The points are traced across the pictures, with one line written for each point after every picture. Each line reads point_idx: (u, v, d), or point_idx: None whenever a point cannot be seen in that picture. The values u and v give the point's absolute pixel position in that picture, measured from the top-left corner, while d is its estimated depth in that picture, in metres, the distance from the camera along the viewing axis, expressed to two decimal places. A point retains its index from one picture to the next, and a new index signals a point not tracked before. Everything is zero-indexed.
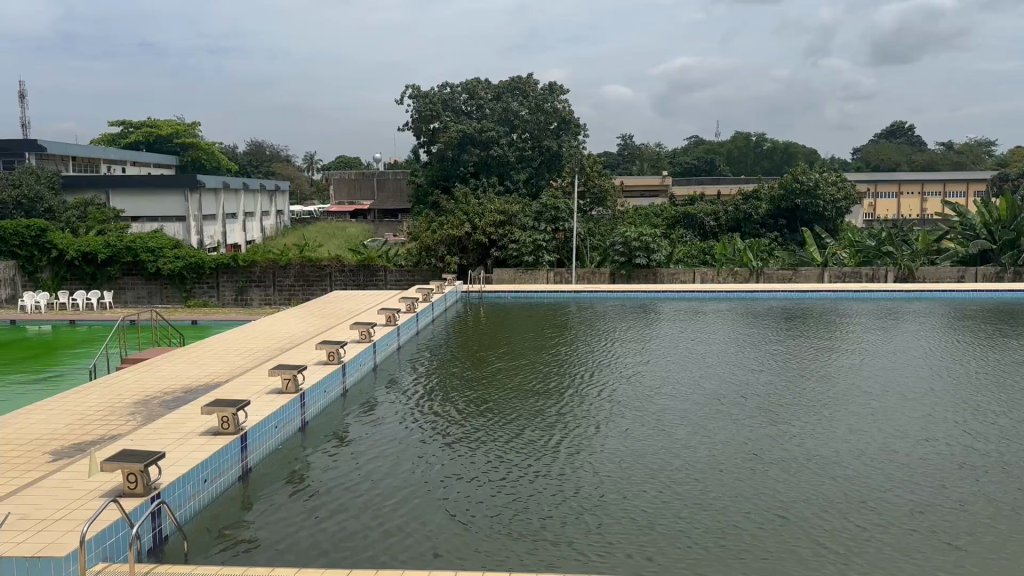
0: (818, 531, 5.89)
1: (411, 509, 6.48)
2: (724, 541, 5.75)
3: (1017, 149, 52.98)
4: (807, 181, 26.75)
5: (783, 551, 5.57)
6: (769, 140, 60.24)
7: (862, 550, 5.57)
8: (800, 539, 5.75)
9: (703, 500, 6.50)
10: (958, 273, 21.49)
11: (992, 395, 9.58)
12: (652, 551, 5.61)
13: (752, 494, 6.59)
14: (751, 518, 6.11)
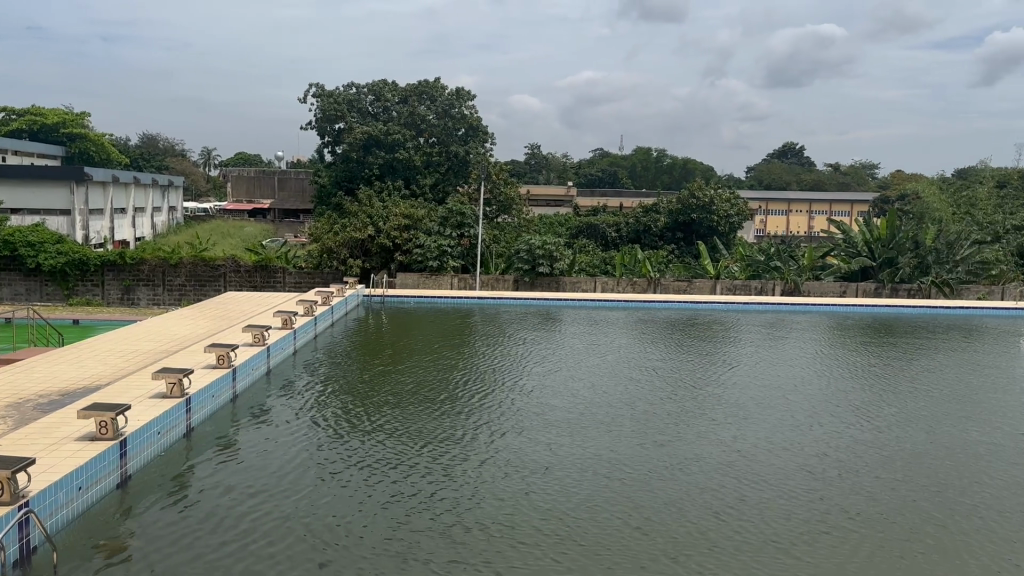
0: (703, 539, 6.10)
1: (304, 521, 6.34)
2: (613, 551, 5.87)
3: (898, 173, 56.44)
4: (703, 196, 27.75)
5: (670, 564, 5.69)
6: (669, 156, 62.27)
7: (745, 559, 5.78)
8: (684, 551, 5.90)
9: (594, 508, 6.63)
10: (840, 289, 22.73)
11: (865, 406, 10.16)
12: (542, 562, 5.67)
13: (641, 503, 6.76)
14: (639, 527, 6.28)
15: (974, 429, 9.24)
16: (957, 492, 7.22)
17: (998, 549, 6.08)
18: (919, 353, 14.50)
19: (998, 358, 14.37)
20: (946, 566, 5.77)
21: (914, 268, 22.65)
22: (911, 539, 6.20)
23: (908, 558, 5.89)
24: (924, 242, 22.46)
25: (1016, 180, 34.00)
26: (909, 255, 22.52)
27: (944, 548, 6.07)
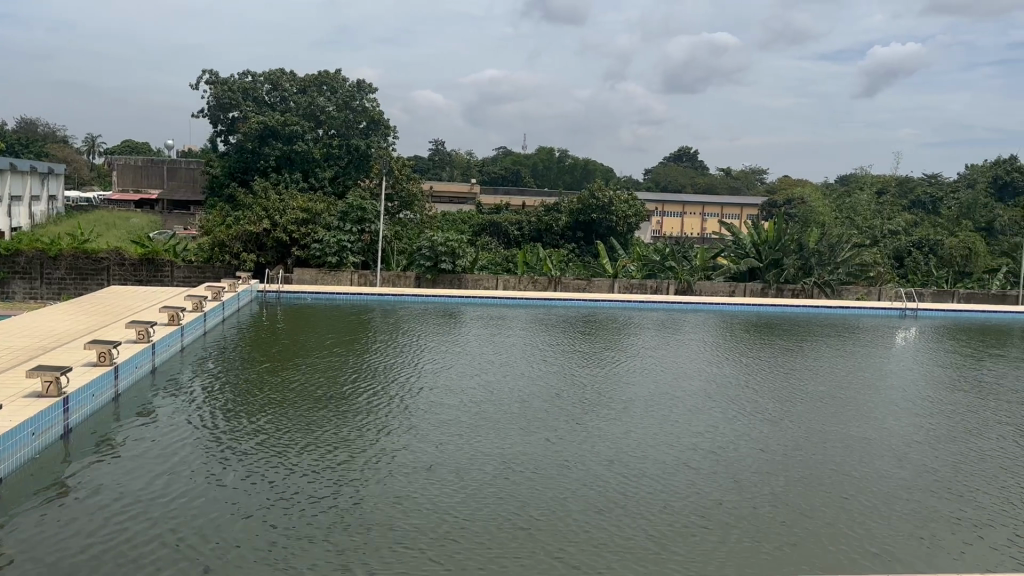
0: (613, 516, 6.19)
1: (198, 522, 6.00)
2: (526, 531, 5.88)
3: (783, 178, 59.22)
4: (602, 196, 28.25)
5: (570, 550, 5.57)
6: (569, 156, 63.24)
7: (655, 533, 5.91)
8: (583, 537, 5.79)
9: (503, 495, 6.62)
10: (730, 288, 23.61)
11: (758, 401, 10.51)
12: (457, 547, 5.60)
13: (551, 488, 6.80)
14: (550, 509, 6.30)
15: (860, 420, 9.64)
16: (846, 473, 7.43)
17: (884, 522, 6.24)
18: (807, 352, 15.16)
19: (878, 355, 15.17)
20: (837, 539, 5.87)
21: (798, 269, 23.78)
22: (803, 515, 6.29)
23: (807, 523, 6.16)
24: (808, 244, 23.58)
25: (890, 188, 36.19)
26: (794, 256, 23.59)
27: (835, 522, 6.18)
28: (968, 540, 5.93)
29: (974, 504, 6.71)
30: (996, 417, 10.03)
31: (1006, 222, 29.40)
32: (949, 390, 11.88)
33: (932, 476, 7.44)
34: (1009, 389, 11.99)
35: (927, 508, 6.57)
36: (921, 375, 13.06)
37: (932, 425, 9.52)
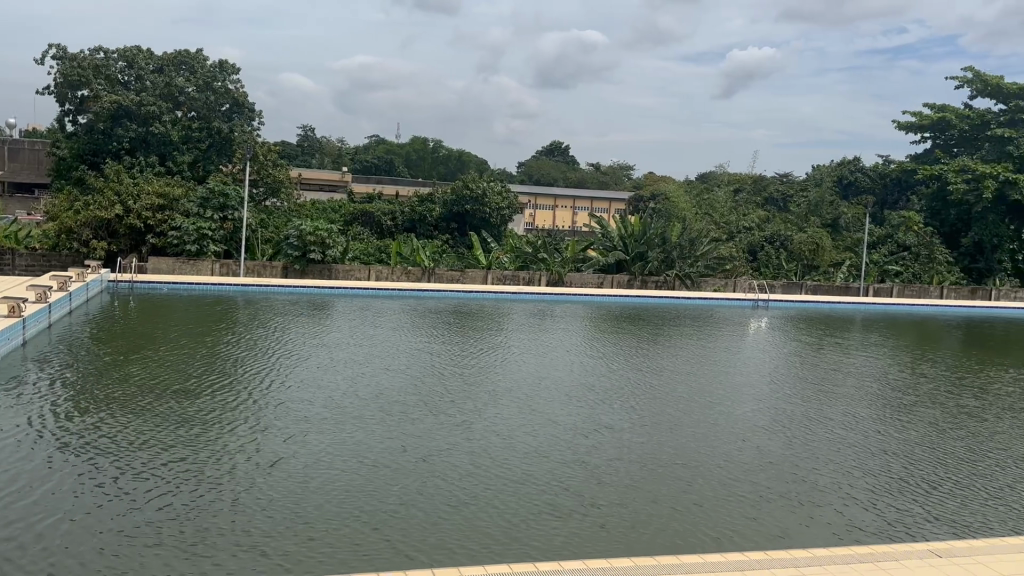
0: (481, 505, 6.30)
1: (42, 525, 5.62)
2: (396, 522, 5.89)
3: (651, 174, 61.44)
4: (475, 188, 28.43)
5: (435, 543, 5.56)
6: (444, 148, 63.24)
7: (521, 518, 6.06)
8: (444, 532, 5.75)
9: (371, 488, 6.58)
10: (598, 279, 24.33)
11: (621, 390, 10.86)
12: (327, 540, 5.56)
13: (419, 478, 6.83)
14: (418, 500, 6.34)
15: (715, 407, 10.13)
16: (699, 458, 7.76)
17: (734, 503, 6.58)
18: (669, 341, 15.82)
19: (732, 344, 16.06)
20: (689, 523, 6.10)
21: (661, 262, 24.73)
22: (660, 502, 6.50)
23: (665, 504, 6.49)
24: (670, 238, 24.56)
25: (747, 188, 38.32)
26: (658, 250, 24.47)
27: (688, 508, 6.43)
28: (805, 517, 6.34)
29: (812, 485, 7.16)
30: (834, 401, 10.80)
31: (848, 220, 31.73)
32: (795, 376, 12.71)
33: (777, 459, 7.88)
34: (847, 375, 12.96)
35: (772, 490, 6.94)
36: (771, 363, 13.91)
37: (779, 410, 10.12)
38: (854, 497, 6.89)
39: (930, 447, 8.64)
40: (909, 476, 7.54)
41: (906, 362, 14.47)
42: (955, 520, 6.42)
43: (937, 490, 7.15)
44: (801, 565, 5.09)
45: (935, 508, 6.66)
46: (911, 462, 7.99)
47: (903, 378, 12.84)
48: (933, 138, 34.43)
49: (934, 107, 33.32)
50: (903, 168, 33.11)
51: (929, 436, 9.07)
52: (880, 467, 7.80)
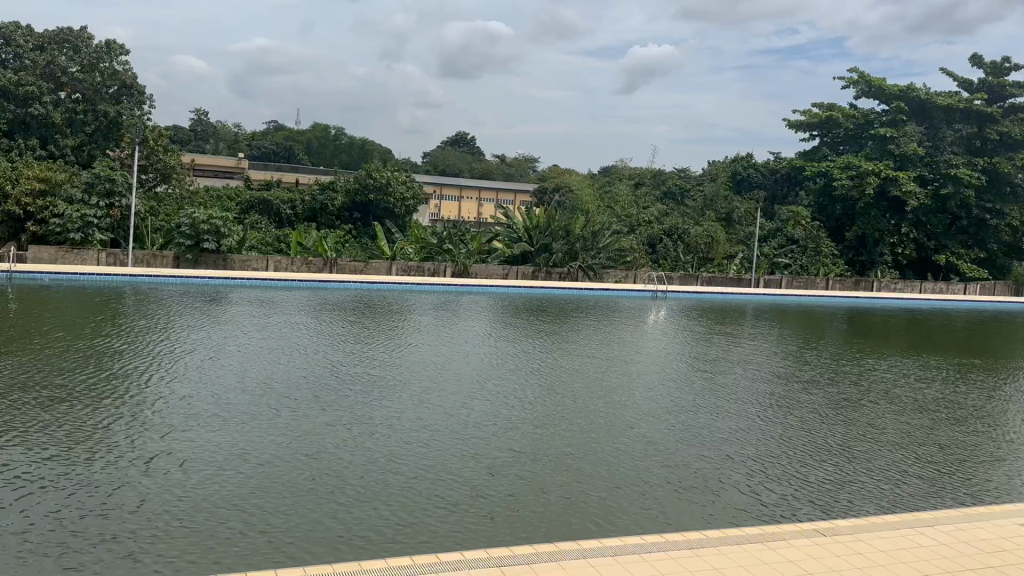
0: (377, 501, 6.25)
1: None
2: (289, 521, 5.77)
3: (555, 166, 62.16)
4: (379, 177, 28.08)
5: (328, 540, 5.48)
6: (346, 136, 62.22)
7: (416, 514, 6.05)
8: (339, 530, 5.64)
9: (264, 487, 6.43)
10: (503, 271, 24.47)
11: (524, 382, 10.99)
12: (217, 540, 5.40)
13: (314, 477, 6.71)
14: (313, 499, 6.23)
15: (612, 398, 10.36)
16: (595, 450, 7.90)
17: (626, 492, 6.77)
18: (571, 332, 16.08)
19: (631, 334, 16.48)
20: (585, 514, 6.20)
21: (565, 254, 25.08)
22: (556, 495, 6.59)
23: (561, 495, 6.61)
24: (574, 230, 24.94)
25: (647, 181, 39.36)
26: (562, 242, 24.81)
27: (582, 499, 6.54)
28: (693, 503, 6.58)
29: (702, 473, 7.40)
30: (725, 390, 11.24)
31: (742, 214, 33.02)
32: (691, 365, 13.15)
33: (669, 449, 8.11)
34: (740, 364, 13.50)
35: (664, 480, 7.14)
36: (669, 353, 14.34)
37: (674, 400, 10.44)
38: (741, 484, 7.16)
39: (812, 434, 9.07)
40: (792, 462, 7.90)
41: (795, 352, 15.19)
42: (831, 503, 6.78)
43: (817, 475, 7.53)
44: (688, 545, 5.28)
45: (814, 493, 7.01)
46: (793, 449, 8.38)
47: (791, 367, 13.47)
48: (821, 137, 36.18)
49: (823, 106, 35.01)
50: (793, 165, 34.68)
51: (812, 423, 9.54)
52: (764, 453, 8.17)
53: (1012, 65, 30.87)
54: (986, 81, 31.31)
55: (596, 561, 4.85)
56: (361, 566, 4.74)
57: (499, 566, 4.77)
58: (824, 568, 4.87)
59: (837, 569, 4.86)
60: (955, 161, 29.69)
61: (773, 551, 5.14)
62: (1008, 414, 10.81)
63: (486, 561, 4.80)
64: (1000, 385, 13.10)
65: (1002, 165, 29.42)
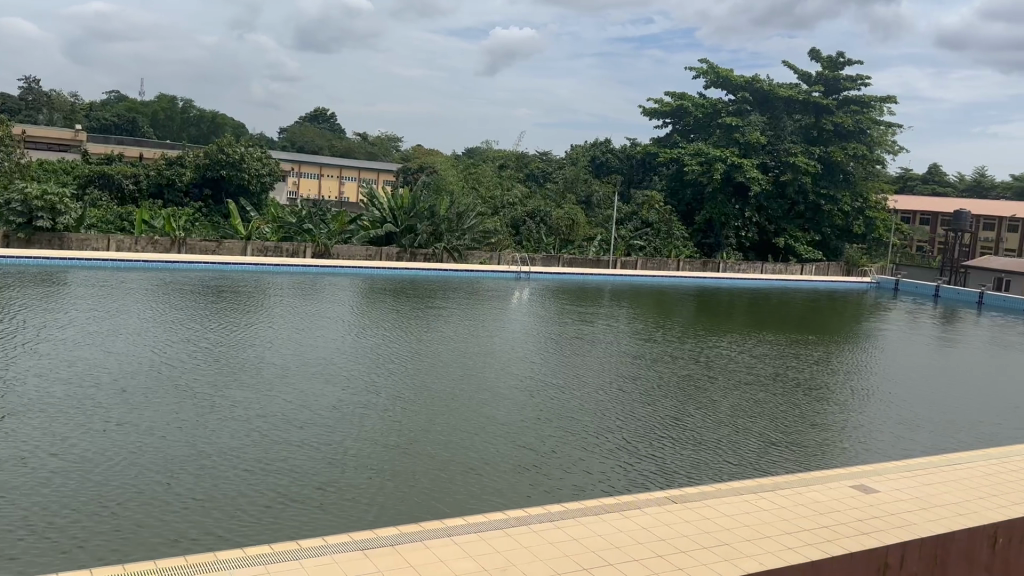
0: (231, 496, 6.02)
1: None
2: (134, 520, 5.45)
3: (418, 145, 61.52)
4: (231, 153, 26.84)
5: (176, 539, 5.22)
6: (197, 108, 59.09)
7: (273, 507, 5.87)
8: (186, 529, 5.38)
9: (105, 485, 6.02)
10: (366, 252, 23.99)
11: (387, 366, 10.87)
12: (54, 545, 5.02)
13: (161, 472, 6.36)
14: (161, 495, 5.92)
15: (472, 379, 10.44)
16: (454, 434, 7.95)
17: (486, 474, 6.84)
18: (434, 313, 16.05)
19: (494, 315, 16.64)
20: (445, 500, 6.22)
21: (430, 235, 24.92)
22: (414, 481, 6.57)
23: (422, 480, 6.61)
24: (439, 211, 24.82)
25: (511, 163, 39.77)
26: (427, 223, 24.64)
27: (443, 485, 6.55)
28: (551, 483, 6.75)
29: (561, 452, 7.60)
30: (585, 370, 11.57)
31: (601, 197, 33.98)
32: (552, 346, 13.43)
33: (530, 430, 8.28)
34: (598, 344, 13.93)
35: (524, 461, 7.28)
36: (531, 333, 14.63)
37: (536, 380, 10.66)
38: (598, 461, 7.42)
39: (664, 410, 9.52)
40: (646, 438, 8.25)
41: (650, 331, 15.85)
42: (679, 477, 7.14)
43: (667, 451, 7.90)
44: (547, 518, 5.39)
45: (663, 467, 7.35)
46: (645, 426, 8.75)
47: (645, 346, 14.03)
48: (674, 124, 37.77)
49: (675, 95, 36.57)
50: (649, 151, 36.03)
51: (663, 400, 9.99)
52: (622, 430, 8.49)
53: (844, 61, 33.36)
54: (823, 75, 33.70)
55: (459, 538, 4.87)
56: (215, 556, 4.52)
57: (360, 548, 4.68)
58: (674, 534, 5.11)
59: (687, 534, 5.12)
60: (793, 149, 31.91)
61: (628, 520, 5.35)
62: (837, 387, 11.75)
63: (348, 545, 4.70)
64: (833, 359, 14.22)
65: (834, 154, 31.91)
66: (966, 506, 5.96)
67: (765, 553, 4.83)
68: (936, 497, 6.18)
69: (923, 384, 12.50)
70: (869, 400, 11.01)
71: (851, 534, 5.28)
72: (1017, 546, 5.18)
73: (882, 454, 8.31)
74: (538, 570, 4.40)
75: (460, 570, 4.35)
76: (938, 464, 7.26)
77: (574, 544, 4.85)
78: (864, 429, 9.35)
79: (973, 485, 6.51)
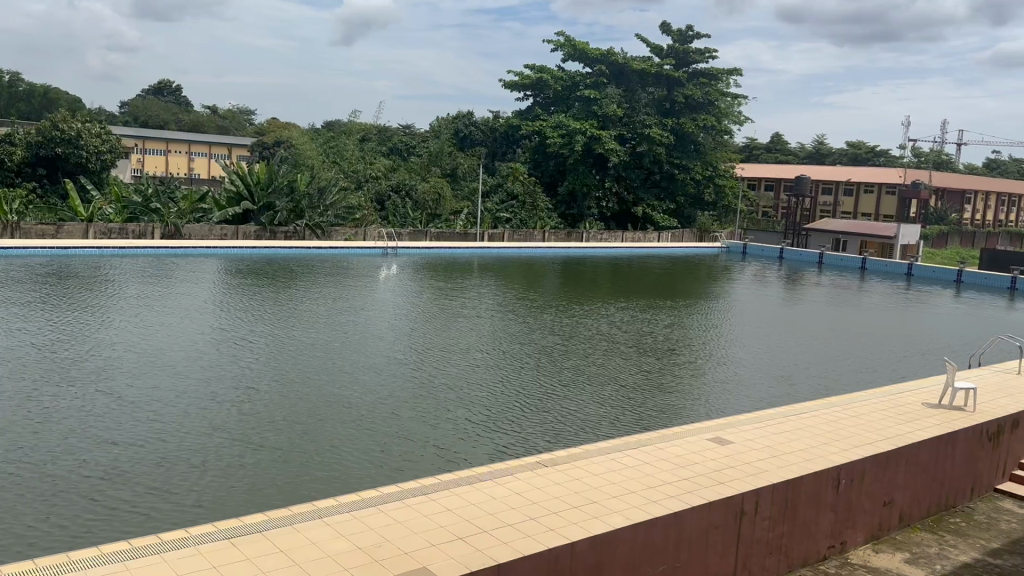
0: (82, 501, 5.61)
1: None
2: None
3: (273, 118, 59.00)
4: (67, 129, 24.83)
5: (21, 556, 4.81)
6: (25, 82, 54.38)
7: (128, 509, 5.53)
8: (34, 543, 4.98)
9: None
10: (221, 232, 22.77)
11: (250, 349, 10.46)
12: None
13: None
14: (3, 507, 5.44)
15: (336, 361, 10.15)
16: (319, 419, 7.72)
17: (357, 458, 6.73)
18: (298, 293, 15.58)
19: (360, 292, 16.31)
20: (312, 490, 6.03)
21: (290, 212, 24.13)
22: (279, 471, 6.33)
23: (288, 469, 6.41)
24: (299, 187, 23.89)
25: (373, 136, 38.96)
26: (286, 199, 23.75)
27: (310, 473, 6.35)
28: (422, 462, 6.71)
29: (431, 430, 7.56)
30: (453, 345, 11.55)
31: (465, 169, 33.88)
32: (418, 322, 13.26)
33: (400, 409, 8.21)
34: (466, 318, 13.90)
35: (394, 441, 7.20)
36: (397, 309, 14.47)
37: (404, 358, 10.56)
38: (469, 436, 7.45)
39: (530, 380, 9.69)
40: (513, 411, 8.37)
41: (517, 303, 16.04)
42: (542, 448, 7.25)
43: (532, 422, 8.01)
44: (420, 491, 5.33)
45: (532, 438, 7.50)
46: (509, 399, 8.83)
47: (513, 318, 14.17)
48: (535, 97, 37.99)
49: (535, 68, 36.80)
50: (511, 123, 36.21)
51: (528, 371, 10.14)
52: (491, 404, 8.55)
53: (693, 35, 34.63)
54: (674, 49, 34.85)
55: (331, 518, 4.73)
56: (65, 558, 4.17)
57: (228, 536, 4.45)
58: (545, 497, 5.20)
59: (558, 496, 5.21)
60: (648, 121, 32.99)
61: (499, 488, 5.38)
62: (694, 348, 12.32)
63: (213, 535, 4.47)
64: (689, 321, 14.88)
65: (686, 126, 33.32)
66: (811, 451, 6.38)
67: (631, 508, 4.98)
68: (786, 445, 6.57)
69: (771, 342, 13.26)
70: (720, 359, 11.62)
71: (712, 483, 5.54)
72: (857, 485, 5.63)
73: (732, 410, 8.78)
74: (413, 543, 4.35)
75: (332, 550, 4.24)
76: (785, 414, 7.73)
77: (447, 514, 4.83)
78: (718, 386, 9.87)
79: (815, 431, 6.99)
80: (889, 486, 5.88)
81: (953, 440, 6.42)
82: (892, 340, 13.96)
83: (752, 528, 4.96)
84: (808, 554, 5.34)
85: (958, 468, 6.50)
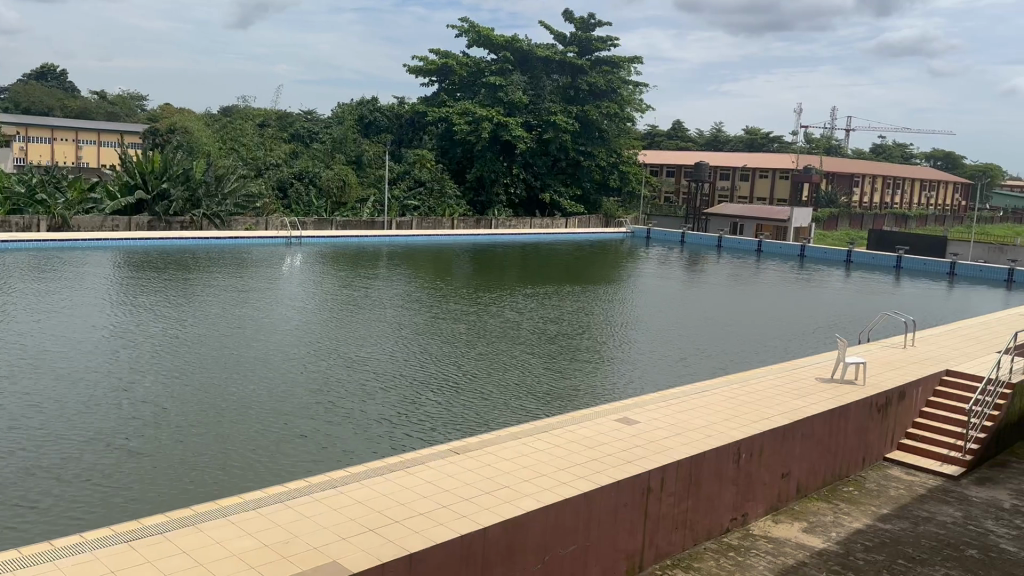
0: None
1: None
2: None
3: (166, 103, 56.49)
4: None
5: None
6: None
7: (16, 521, 5.24)
8: None
9: None
10: (111, 223, 21.67)
11: (145, 348, 10.01)
12: None
13: None
14: None
15: (236, 357, 9.81)
16: (222, 417, 7.48)
17: (262, 458, 6.55)
18: (197, 286, 15.00)
19: (262, 285, 15.82)
20: (218, 491, 5.87)
21: (185, 201, 23.15)
22: (182, 474, 6.10)
23: (192, 469, 6.20)
24: (195, 175, 22.93)
25: (273, 121, 37.85)
26: (181, 187, 22.77)
27: (216, 475, 6.17)
28: (331, 458, 6.60)
29: (339, 425, 7.44)
30: (359, 337, 11.35)
31: (371, 156, 33.30)
32: (324, 315, 12.97)
33: (305, 405, 8.02)
34: (373, 309, 13.68)
35: (301, 438, 7.05)
36: (301, 301, 14.10)
37: (308, 351, 10.31)
38: (377, 430, 7.36)
39: (436, 372, 9.62)
40: (420, 403, 8.30)
41: (425, 292, 15.90)
42: (452, 439, 7.25)
43: (440, 413, 7.98)
44: (327, 485, 5.22)
45: (442, 430, 7.47)
46: (419, 390, 8.78)
47: (420, 308, 14.02)
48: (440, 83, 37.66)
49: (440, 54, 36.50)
50: (416, 109, 35.82)
51: (434, 362, 10.07)
52: (398, 397, 8.47)
53: (595, 23, 35.05)
54: (577, 37, 35.22)
55: (236, 517, 4.59)
56: None
57: (127, 539, 4.26)
58: (457, 484, 5.19)
59: (470, 483, 5.21)
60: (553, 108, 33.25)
61: (411, 477, 5.33)
62: (601, 333, 12.49)
63: (110, 539, 4.27)
64: (596, 307, 15.07)
65: (590, 112, 33.72)
66: (713, 428, 6.61)
67: (542, 490, 5.04)
68: (689, 423, 6.78)
69: (675, 324, 13.58)
70: (626, 343, 11.84)
71: (620, 462, 5.66)
72: (756, 460, 5.86)
73: (637, 393, 9.01)
74: (322, 538, 4.28)
75: (239, 548, 4.12)
76: (688, 394, 7.97)
77: (358, 506, 4.77)
78: (624, 370, 10.07)
79: (716, 408, 7.24)
80: (786, 459, 6.15)
81: (846, 413, 6.78)
82: (788, 320, 14.53)
83: (659, 505, 5.11)
84: (711, 527, 5.54)
85: (850, 440, 6.88)
